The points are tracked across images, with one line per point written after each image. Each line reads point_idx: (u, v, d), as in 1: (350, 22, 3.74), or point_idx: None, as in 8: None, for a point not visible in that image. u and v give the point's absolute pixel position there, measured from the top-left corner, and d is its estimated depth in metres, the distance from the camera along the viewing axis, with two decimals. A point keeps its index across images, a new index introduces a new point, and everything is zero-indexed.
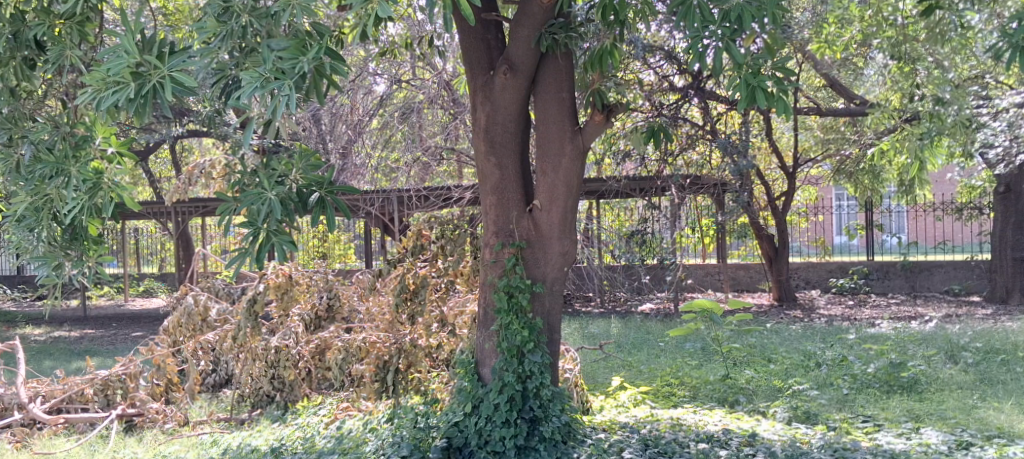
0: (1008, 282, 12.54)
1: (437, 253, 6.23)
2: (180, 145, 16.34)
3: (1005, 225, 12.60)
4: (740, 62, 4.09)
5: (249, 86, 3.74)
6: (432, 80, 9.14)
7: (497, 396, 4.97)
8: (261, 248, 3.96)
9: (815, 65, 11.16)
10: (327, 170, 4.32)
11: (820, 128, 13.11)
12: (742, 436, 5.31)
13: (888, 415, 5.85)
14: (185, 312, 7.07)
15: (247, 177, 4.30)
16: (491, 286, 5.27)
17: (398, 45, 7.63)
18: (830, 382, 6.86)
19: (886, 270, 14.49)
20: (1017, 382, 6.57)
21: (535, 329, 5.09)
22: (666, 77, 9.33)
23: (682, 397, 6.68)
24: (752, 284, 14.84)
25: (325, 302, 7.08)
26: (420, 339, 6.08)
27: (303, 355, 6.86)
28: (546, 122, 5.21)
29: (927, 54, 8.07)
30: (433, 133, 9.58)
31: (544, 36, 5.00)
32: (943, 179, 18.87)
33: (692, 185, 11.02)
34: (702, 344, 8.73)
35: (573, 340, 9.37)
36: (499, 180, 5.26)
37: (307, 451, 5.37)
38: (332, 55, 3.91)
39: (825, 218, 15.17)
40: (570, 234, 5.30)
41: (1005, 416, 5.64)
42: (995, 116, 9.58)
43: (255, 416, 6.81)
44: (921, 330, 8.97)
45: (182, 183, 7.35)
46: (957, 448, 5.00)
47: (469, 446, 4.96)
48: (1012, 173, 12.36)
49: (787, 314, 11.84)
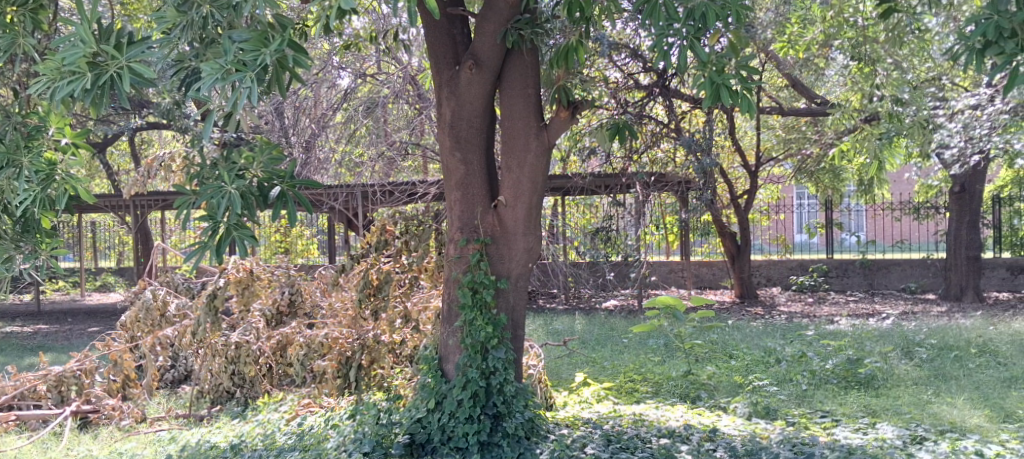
0: (962, 280, 12.81)
1: (400, 248, 6.12)
2: (140, 137, 16.04)
3: (960, 225, 12.79)
4: (704, 61, 4.13)
5: (209, 78, 3.71)
6: (397, 74, 9.12)
7: (460, 392, 4.95)
8: (222, 242, 3.99)
9: (777, 64, 11.28)
10: (289, 163, 4.27)
11: (782, 128, 12.94)
12: (703, 432, 5.35)
13: (845, 411, 5.95)
14: (143, 307, 6.90)
15: (206, 172, 4.42)
16: (455, 283, 5.25)
17: (363, 39, 7.55)
18: (789, 377, 6.95)
19: (845, 268, 14.79)
20: (969, 378, 6.73)
21: (499, 325, 5.09)
22: (632, 75, 9.30)
23: (645, 393, 6.73)
24: (714, 281, 14.98)
25: (288, 297, 6.97)
26: (383, 334, 6.14)
27: (264, 350, 6.82)
28: (512, 118, 5.21)
29: (887, 55, 8.23)
30: (398, 128, 9.61)
31: (510, 32, 4.98)
32: (900, 180, 19.19)
33: (657, 182, 10.98)
34: (665, 340, 8.82)
35: (538, 337, 9.38)
36: (463, 176, 5.24)
37: (267, 448, 5.33)
38: (295, 47, 3.93)
39: (785, 218, 15.37)
40: (535, 230, 5.30)
41: (957, 412, 5.76)
42: (950, 118, 9.81)
43: (214, 412, 6.64)
44: (878, 327, 9.13)
45: (140, 177, 7.22)
46: (910, 443, 5.10)
47: (432, 442, 4.97)
48: (967, 174, 12.52)
49: (748, 310, 12.00)
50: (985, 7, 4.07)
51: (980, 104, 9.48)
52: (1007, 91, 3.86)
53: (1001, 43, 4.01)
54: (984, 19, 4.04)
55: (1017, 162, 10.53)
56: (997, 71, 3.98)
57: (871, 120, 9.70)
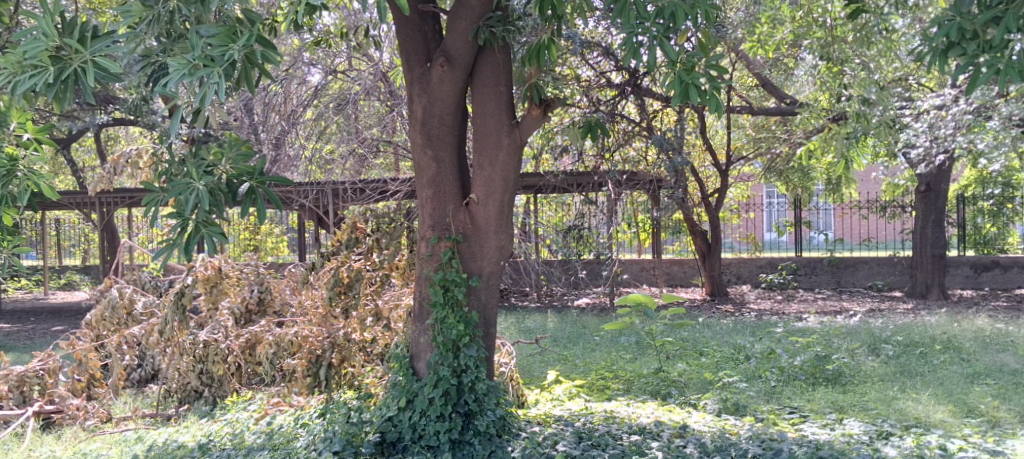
0: (928, 278, 13.00)
1: (372, 246, 6.05)
2: (106, 133, 15.81)
3: (926, 223, 13.00)
4: (673, 60, 4.16)
5: (176, 73, 3.68)
6: (368, 70, 9.06)
7: (432, 390, 4.93)
8: (190, 240, 3.95)
9: (747, 64, 11.37)
10: (258, 160, 4.25)
11: (752, 127, 13.12)
12: (673, 429, 5.39)
13: (813, 407, 6.01)
14: (109, 305, 6.83)
15: (174, 167, 4.40)
16: (427, 281, 5.23)
17: (333, 36, 7.50)
18: (758, 374, 7.02)
19: (813, 266, 14.97)
20: (934, 374, 6.83)
21: (470, 323, 5.07)
22: (604, 73, 9.32)
23: (617, 391, 6.76)
24: (686, 279, 15.05)
25: (257, 296, 6.98)
26: (354, 332, 6.09)
27: (233, 349, 6.74)
28: (483, 115, 5.20)
29: (855, 56, 8.34)
30: (369, 125, 9.54)
31: (482, 29, 4.99)
32: (867, 179, 19.46)
33: (628, 180, 11.01)
34: (636, 338, 8.85)
35: (509, 335, 9.38)
36: (435, 174, 5.23)
37: (235, 447, 5.28)
38: (264, 42, 3.87)
39: (755, 217, 15.73)
40: (506, 228, 5.30)
41: (922, 407, 5.85)
42: (916, 118, 10.00)
43: (182, 412, 6.59)
44: (846, 324, 9.25)
45: (106, 173, 7.11)
46: (876, 438, 5.17)
47: (403, 440, 4.97)
48: (933, 173, 12.71)
49: (719, 308, 12.09)
50: (947, 9, 4.14)
51: (945, 105, 9.65)
52: (970, 93, 3.94)
53: (964, 45, 4.11)
54: (948, 20, 4.11)
55: (979, 162, 10.74)
56: (960, 72, 4.07)
57: (839, 120, 9.81)
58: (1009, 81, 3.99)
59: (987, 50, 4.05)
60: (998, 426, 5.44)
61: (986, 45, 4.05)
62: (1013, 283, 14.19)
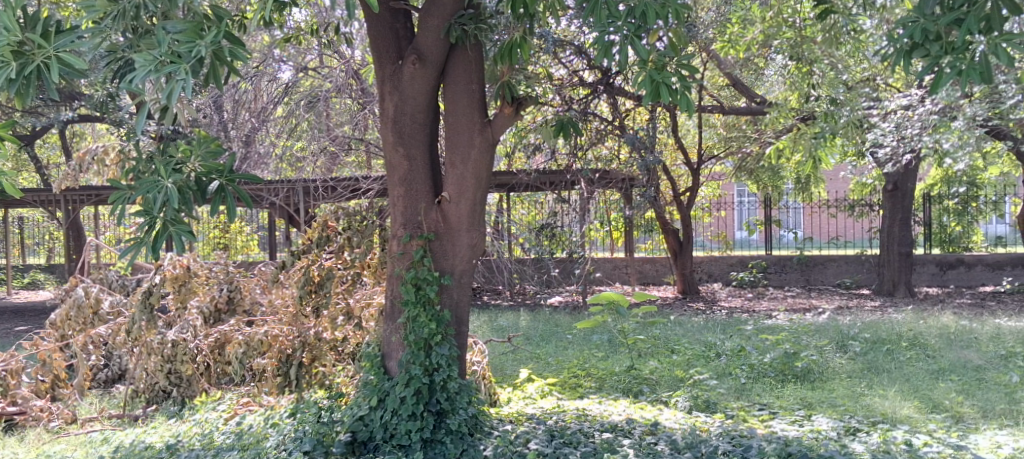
0: (894, 275, 13.19)
1: (342, 244, 6.02)
2: (71, 130, 15.56)
3: (892, 222, 13.18)
4: (644, 58, 4.19)
5: (142, 70, 3.63)
6: (339, 68, 9.01)
7: (403, 390, 4.91)
8: (158, 238, 3.92)
9: (718, 64, 11.45)
10: (227, 157, 4.22)
11: (723, 127, 13.22)
12: (644, 426, 5.42)
13: (782, 404, 6.08)
14: (74, 305, 6.73)
15: (141, 165, 4.40)
16: (398, 279, 5.20)
17: (303, 32, 7.44)
18: (728, 371, 7.08)
19: (783, 264, 15.05)
20: (900, 371, 6.92)
21: (442, 322, 5.06)
22: (577, 72, 9.34)
23: (589, 389, 6.78)
24: (658, 277, 15.12)
25: (226, 295, 6.88)
26: (325, 332, 6.06)
27: (201, 349, 6.63)
28: (455, 113, 5.19)
29: (823, 56, 8.44)
30: (340, 122, 9.47)
31: (453, 26, 5.00)
32: (836, 178, 19.73)
33: (600, 179, 10.89)
34: (608, 336, 8.89)
35: (482, 333, 9.38)
36: (407, 172, 5.20)
37: (204, 448, 5.23)
38: (232, 39, 3.88)
39: (725, 215, 15.56)
40: (478, 226, 5.29)
41: (889, 403, 5.94)
42: (884, 118, 10.16)
43: (150, 412, 6.54)
44: (814, 321, 9.37)
45: (72, 171, 6.99)
46: (844, 434, 5.24)
47: (374, 440, 4.96)
48: (900, 173, 12.89)
49: (690, 306, 12.19)
50: (911, 11, 4.21)
51: (911, 105, 9.82)
52: (934, 92, 4.00)
53: (927, 46, 4.18)
54: (911, 22, 4.17)
55: (945, 162, 10.92)
56: (924, 73, 4.13)
57: (808, 119, 9.92)
58: (971, 82, 4.07)
59: (950, 51, 4.11)
60: (962, 421, 5.54)
61: (949, 47, 4.12)
62: (977, 280, 14.36)
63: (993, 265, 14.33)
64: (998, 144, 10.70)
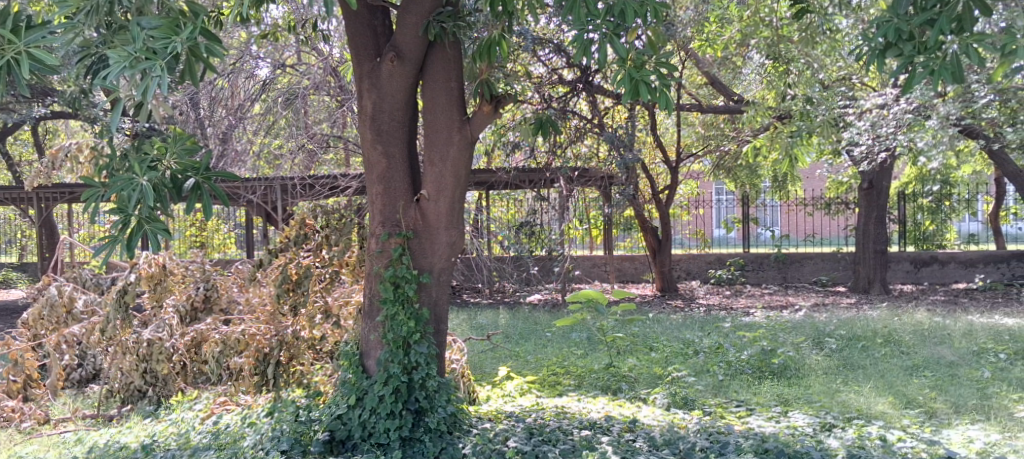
0: (870, 273, 13.33)
1: (321, 243, 6.07)
2: (43, 127, 15.37)
3: (868, 220, 13.31)
4: (623, 57, 4.21)
5: (117, 66, 3.60)
6: (317, 65, 8.95)
7: (382, 388, 4.90)
8: (133, 236, 3.89)
9: (696, 63, 11.53)
10: (203, 155, 4.19)
11: (701, 125, 13.33)
12: (623, 423, 5.44)
13: (759, 400, 6.13)
14: (47, 303, 6.68)
15: (116, 162, 4.40)
16: (377, 277, 5.16)
17: (281, 29, 7.40)
18: (706, 368, 7.12)
19: (760, 262, 15.09)
20: (875, 367, 7.00)
21: (421, 320, 5.04)
22: (556, 70, 9.35)
23: (568, 386, 6.79)
24: (637, 275, 15.18)
25: (202, 293, 6.74)
26: (302, 330, 6.03)
27: (178, 348, 6.53)
28: (434, 111, 5.18)
29: (800, 55, 8.52)
30: (318, 120, 9.44)
31: (432, 24, 4.99)
32: (812, 176, 19.97)
33: (580, 176, 10.99)
34: (587, 333, 8.92)
35: (461, 331, 9.36)
36: (385, 170, 5.18)
37: (180, 447, 5.19)
38: (208, 35, 3.86)
39: (704, 213, 15.64)
40: (457, 225, 5.28)
41: (864, 399, 6.00)
42: (859, 117, 10.25)
43: (125, 412, 6.47)
44: (791, 318, 9.46)
45: (44, 167, 6.89)
46: (820, 430, 5.28)
47: (352, 439, 4.95)
48: (875, 171, 13.01)
49: (669, 303, 12.27)
50: (884, 11, 4.28)
51: (887, 104, 9.90)
52: (908, 91, 4.06)
53: (900, 46, 4.25)
54: (884, 22, 4.23)
55: (920, 160, 11.04)
56: (898, 72, 4.19)
57: (785, 118, 10.00)
58: (943, 82, 4.12)
59: (922, 51, 4.19)
60: (935, 417, 5.61)
61: (922, 47, 4.20)
62: (950, 277, 14.50)
63: (966, 263, 14.45)
64: (971, 143, 10.85)
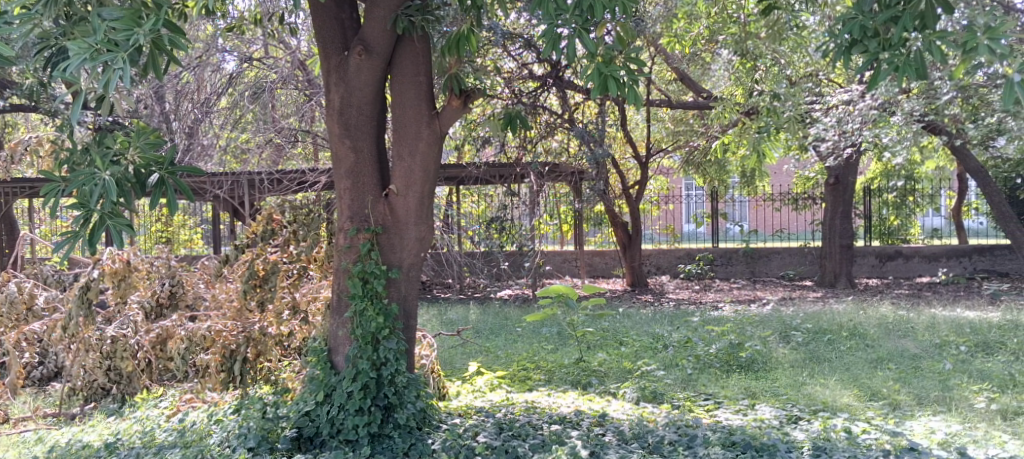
0: (836, 267, 13.51)
1: (288, 238, 5.95)
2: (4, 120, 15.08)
3: (835, 214, 13.43)
4: (593, 52, 4.22)
5: (76, 58, 3.53)
6: (286, 59, 9.05)
7: (350, 384, 4.87)
8: (94, 232, 3.84)
9: (666, 59, 11.59)
10: (167, 149, 4.13)
11: (671, 121, 13.52)
12: (592, 417, 5.46)
13: (727, 394, 6.18)
14: (6, 300, 6.50)
15: (77, 157, 4.34)
16: (345, 273, 5.12)
17: (248, 21, 7.31)
18: (675, 362, 7.17)
19: (728, 256, 15.32)
20: (840, 360, 7.10)
21: (390, 316, 5.00)
22: (526, 65, 9.34)
23: (538, 381, 6.80)
24: (607, 270, 15.24)
25: (168, 290, 6.75)
26: (270, 327, 5.95)
27: (143, 345, 6.43)
28: (403, 105, 5.15)
29: (768, 51, 8.59)
30: (286, 114, 9.37)
31: (400, 18, 4.95)
32: (779, 172, 20.19)
33: (549, 172, 10.87)
34: (558, 328, 8.95)
35: (431, 327, 9.34)
36: (353, 165, 5.14)
37: (145, 445, 5.13)
38: (171, 27, 3.80)
39: (674, 208, 15.81)
40: (426, 220, 5.26)
41: (830, 392, 6.08)
42: (826, 113, 10.37)
43: (87, 410, 6.38)
44: (759, 312, 9.55)
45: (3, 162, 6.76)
46: (787, 422, 5.34)
47: (321, 435, 4.92)
48: (842, 166, 13.06)
49: (639, 298, 12.34)
50: (850, 8, 4.32)
51: (852, 100, 10.01)
52: (873, 87, 4.10)
53: (865, 42, 4.29)
54: (850, 18, 4.29)
55: (885, 156, 11.19)
56: (863, 68, 4.23)
57: (752, 114, 10.10)
58: (908, 79, 4.17)
59: (887, 48, 4.23)
60: (898, 408, 5.69)
61: (886, 44, 4.24)
62: (914, 271, 14.74)
63: (930, 257, 14.69)
64: (935, 138, 11.02)
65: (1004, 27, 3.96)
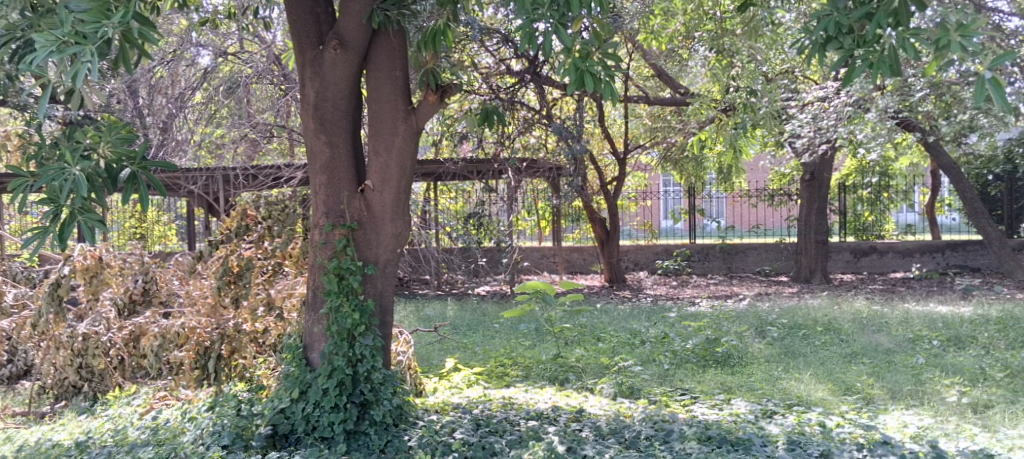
0: (811, 263, 13.63)
1: (262, 234, 5.97)
2: None
3: (810, 210, 13.53)
4: (569, 46, 4.21)
5: (43, 50, 3.48)
6: (261, 53, 8.78)
7: (326, 381, 4.82)
8: (64, 227, 3.78)
9: (643, 56, 11.61)
10: (138, 144, 4.08)
11: (649, 117, 13.53)
12: (569, 413, 5.46)
13: (703, 388, 6.21)
14: None
15: (46, 152, 4.27)
16: (321, 269, 5.08)
17: (222, 16, 7.22)
18: (652, 358, 7.19)
19: (706, 252, 15.40)
20: (815, 355, 7.15)
21: (366, 312, 4.95)
22: (503, 61, 9.32)
23: (516, 377, 6.80)
24: (585, 266, 15.28)
25: (141, 286, 6.56)
26: (245, 323, 5.89)
27: (115, 342, 6.38)
28: (379, 100, 5.12)
29: (744, 49, 8.63)
30: (261, 109, 9.25)
31: (376, 12, 4.92)
32: (756, 168, 20.39)
33: (527, 167, 10.87)
34: (535, 324, 8.96)
35: (408, 323, 9.31)
36: (329, 160, 5.09)
37: (117, 444, 5.06)
38: (141, 20, 3.73)
39: (652, 205, 15.71)
40: (402, 216, 5.23)
41: (804, 386, 6.13)
42: (801, 110, 10.44)
43: (58, 409, 6.33)
44: (735, 308, 9.60)
45: None
46: (762, 417, 5.37)
47: (296, 433, 4.89)
48: (818, 163, 13.08)
49: (616, 294, 12.36)
50: (825, 5, 4.35)
51: (827, 97, 10.07)
52: (847, 83, 4.13)
53: (841, 39, 4.32)
54: (825, 15, 4.32)
55: (859, 152, 11.29)
56: (838, 65, 4.26)
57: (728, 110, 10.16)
58: (881, 76, 4.20)
59: (862, 45, 4.27)
60: (872, 402, 5.74)
61: (861, 40, 4.27)
62: (888, 267, 14.90)
63: (904, 253, 14.86)
64: (909, 136, 11.13)
65: (976, 25, 4.01)
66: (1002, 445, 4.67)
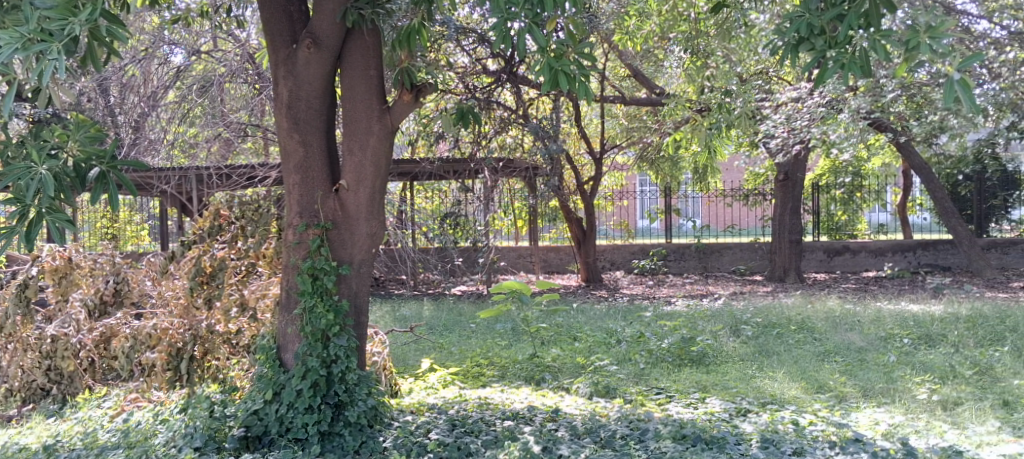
0: (786, 262, 13.72)
1: (236, 234, 5.82)
2: None
3: (784, 210, 13.63)
4: (542, 45, 4.20)
5: (6, 47, 3.41)
6: (235, 52, 8.80)
7: (299, 382, 4.78)
8: (30, 228, 3.70)
9: (619, 56, 11.64)
10: (107, 142, 4.01)
11: (625, 117, 13.58)
12: (545, 413, 5.46)
13: (678, 388, 6.23)
14: None
15: (12, 150, 4.19)
16: (295, 269, 5.04)
17: (193, 13, 7.14)
18: (627, 357, 7.22)
19: (682, 251, 15.45)
20: (789, 353, 7.19)
21: (341, 312, 4.93)
22: (480, 60, 9.30)
23: (492, 377, 6.78)
24: (562, 266, 15.31)
25: (112, 287, 6.51)
26: (217, 324, 5.89)
27: (85, 344, 6.28)
28: (353, 99, 5.09)
29: (718, 49, 8.68)
30: (235, 108, 9.11)
31: (349, 11, 4.89)
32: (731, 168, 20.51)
33: (504, 167, 10.93)
34: (512, 324, 8.96)
35: (384, 324, 9.26)
36: (302, 159, 5.05)
37: (86, 447, 4.99)
38: (109, 17, 3.67)
39: (628, 205, 15.67)
40: (377, 215, 5.20)
41: (777, 385, 6.17)
42: (775, 110, 10.51)
43: (25, 412, 6.13)
44: (710, 307, 9.66)
45: None
46: (735, 415, 5.40)
47: (269, 434, 4.84)
48: (791, 163, 13.29)
49: (593, 294, 12.37)
50: (797, 6, 4.39)
51: (801, 97, 10.15)
52: (820, 85, 4.16)
53: (812, 40, 4.35)
54: (797, 16, 4.36)
55: (832, 152, 11.38)
56: (811, 66, 4.28)
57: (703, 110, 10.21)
58: (853, 76, 4.22)
59: (833, 45, 4.29)
60: (844, 400, 5.79)
61: (833, 41, 4.30)
62: (861, 265, 15.06)
63: (877, 252, 15.01)
64: (881, 136, 11.26)
65: (945, 26, 4.04)
66: (971, 442, 4.73)
